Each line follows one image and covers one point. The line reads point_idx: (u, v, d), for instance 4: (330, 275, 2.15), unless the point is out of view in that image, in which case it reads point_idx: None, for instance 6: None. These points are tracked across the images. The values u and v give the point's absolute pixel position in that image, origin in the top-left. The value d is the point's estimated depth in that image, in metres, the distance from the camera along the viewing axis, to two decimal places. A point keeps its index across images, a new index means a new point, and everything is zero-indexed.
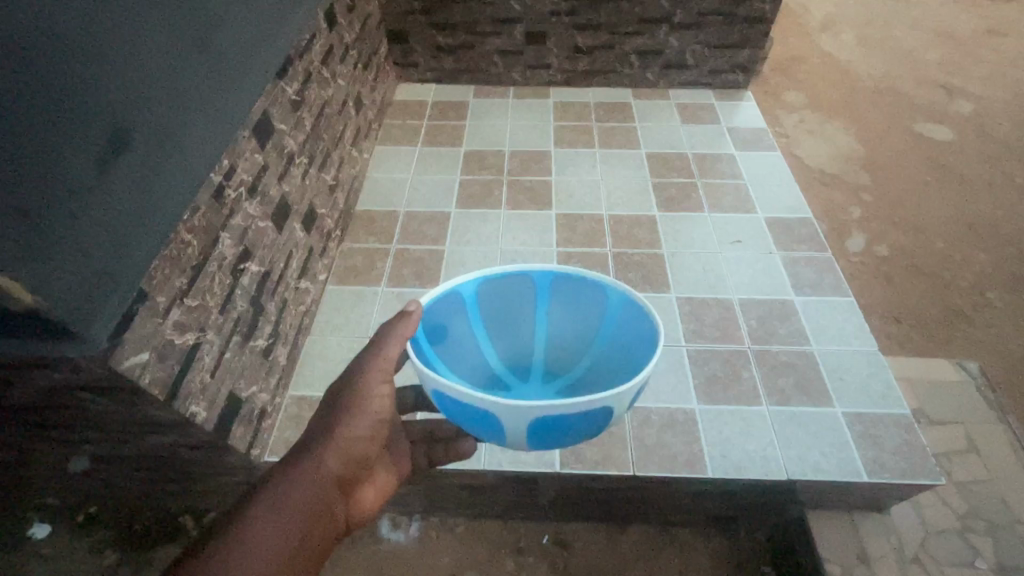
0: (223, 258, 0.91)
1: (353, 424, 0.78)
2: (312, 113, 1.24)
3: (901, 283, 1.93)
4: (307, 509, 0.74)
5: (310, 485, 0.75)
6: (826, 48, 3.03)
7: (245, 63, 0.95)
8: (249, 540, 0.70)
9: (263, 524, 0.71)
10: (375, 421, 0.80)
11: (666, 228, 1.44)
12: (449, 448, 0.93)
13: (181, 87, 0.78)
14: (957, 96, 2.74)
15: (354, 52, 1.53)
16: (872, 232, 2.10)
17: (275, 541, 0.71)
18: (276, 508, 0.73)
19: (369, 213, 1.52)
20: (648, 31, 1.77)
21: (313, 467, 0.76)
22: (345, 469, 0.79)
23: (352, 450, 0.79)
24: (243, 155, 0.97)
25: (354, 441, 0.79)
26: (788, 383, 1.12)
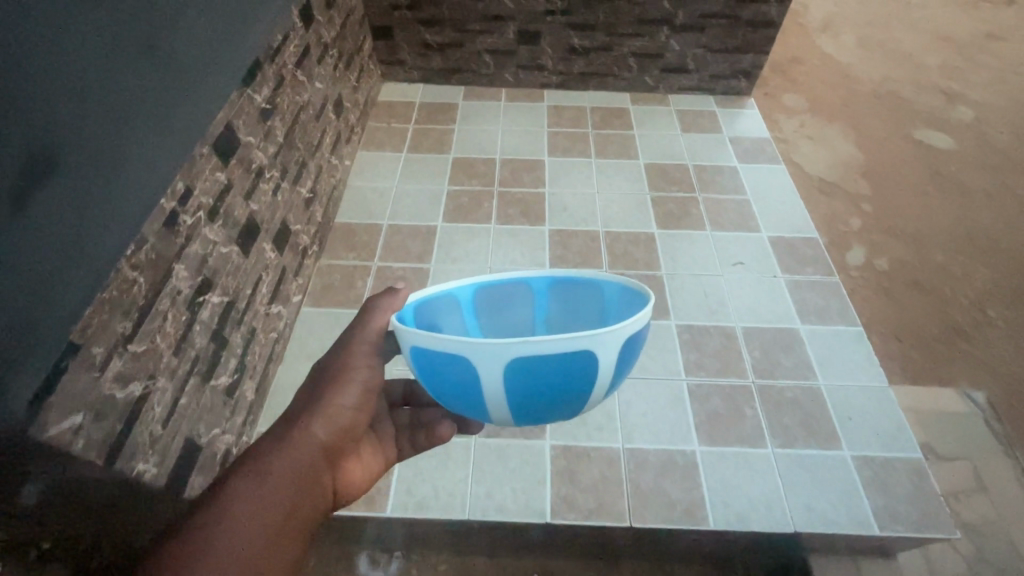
0: (178, 293, 0.81)
1: (340, 388, 0.70)
2: (284, 121, 1.14)
3: (900, 298, 1.86)
4: (294, 481, 0.64)
5: (296, 454, 0.65)
6: (826, 49, 2.96)
7: (201, 69, 0.84)
8: (230, 516, 0.59)
9: (246, 495, 0.61)
10: (361, 391, 0.71)
11: (666, 247, 1.36)
12: (430, 433, 0.82)
13: (122, 100, 0.68)
14: (957, 102, 2.67)
15: (333, 51, 1.41)
16: (870, 244, 2.03)
17: (260, 515, 0.60)
18: (258, 479, 0.62)
19: (350, 226, 1.42)
20: (648, 33, 1.67)
21: (298, 436, 0.66)
22: (334, 441, 0.69)
23: (340, 417, 0.70)
24: (202, 175, 0.86)
25: (342, 408, 0.70)
26: (793, 422, 1.06)
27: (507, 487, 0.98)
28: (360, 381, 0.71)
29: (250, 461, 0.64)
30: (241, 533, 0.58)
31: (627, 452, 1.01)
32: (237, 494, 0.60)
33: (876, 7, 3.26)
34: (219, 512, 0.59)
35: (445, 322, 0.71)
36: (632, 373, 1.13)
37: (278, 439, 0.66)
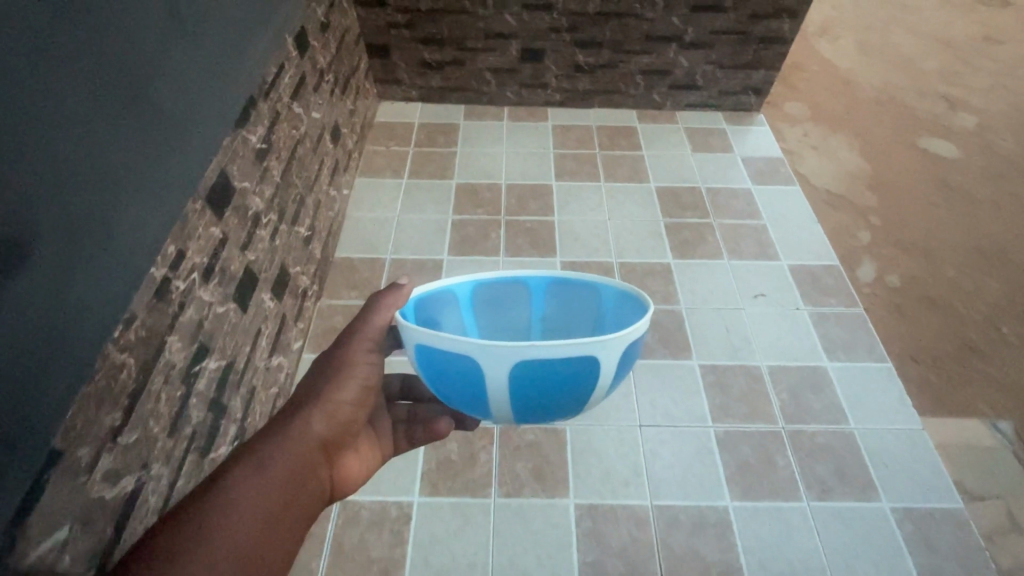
0: (172, 366, 0.73)
1: (340, 384, 0.67)
2: (281, 158, 1.06)
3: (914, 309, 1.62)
4: (293, 473, 0.59)
5: (297, 446, 0.61)
6: (824, 53, 2.84)
7: (190, 116, 0.77)
8: (229, 507, 0.53)
9: (244, 486, 0.55)
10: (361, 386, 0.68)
11: (683, 278, 1.31)
12: (427, 427, 0.77)
13: (103, 164, 0.61)
14: (959, 110, 2.59)
15: (329, 76, 1.33)
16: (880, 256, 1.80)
17: (262, 507, 0.54)
18: (258, 469, 0.57)
19: (351, 261, 1.35)
20: (656, 50, 1.61)
21: (296, 428, 0.62)
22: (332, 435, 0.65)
23: (340, 412, 0.66)
24: (196, 233, 0.79)
25: (342, 403, 0.67)
26: (827, 471, 1.01)
27: (532, 552, 0.92)
28: (362, 376, 0.68)
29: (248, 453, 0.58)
30: (243, 524, 0.53)
31: (656, 510, 0.96)
32: (236, 482, 0.54)
33: (876, 7, 3.18)
34: (215, 504, 0.52)
35: (445, 317, 0.74)
36: (657, 421, 1.07)
37: (275, 430, 0.61)
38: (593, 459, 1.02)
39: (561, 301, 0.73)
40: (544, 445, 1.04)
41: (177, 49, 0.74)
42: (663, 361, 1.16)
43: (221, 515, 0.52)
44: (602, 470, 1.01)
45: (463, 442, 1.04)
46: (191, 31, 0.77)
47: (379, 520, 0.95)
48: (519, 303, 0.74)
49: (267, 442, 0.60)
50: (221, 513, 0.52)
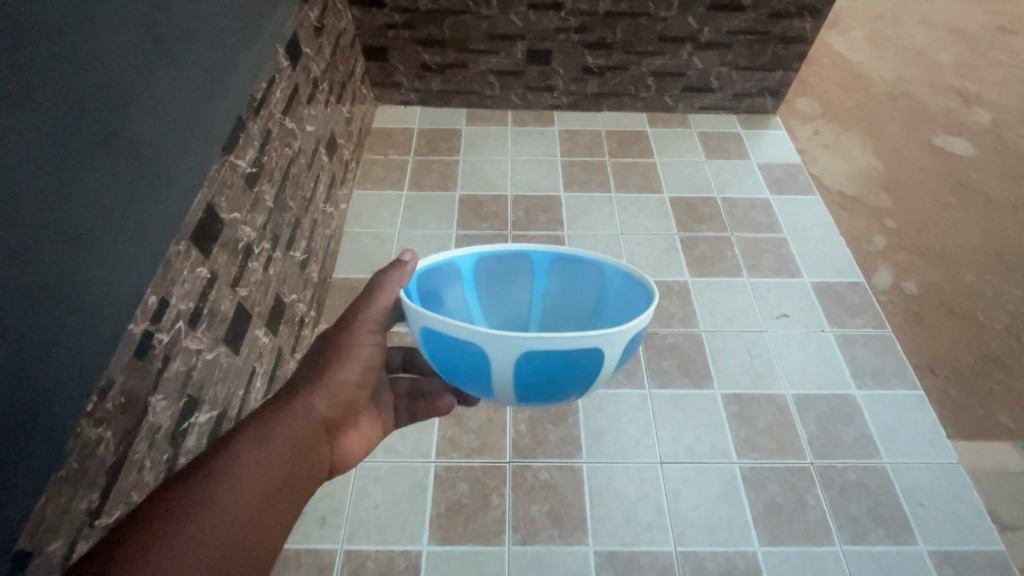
0: (157, 429, 0.66)
1: (345, 365, 0.69)
2: (273, 180, 0.98)
3: (945, 329, 1.36)
4: (296, 448, 0.61)
5: (297, 422, 0.63)
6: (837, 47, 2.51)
7: (173, 147, 0.70)
8: (238, 475, 0.54)
9: (252, 456, 0.56)
10: (363, 367, 0.70)
11: (701, 298, 1.24)
12: (429, 404, 0.85)
13: (73, 214, 0.54)
14: (974, 104, 2.29)
15: (324, 85, 1.25)
16: (902, 263, 1.53)
17: (266, 477, 0.56)
18: (264, 441, 0.58)
19: (351, 282, 1.28)
20: (670, 51, 1.52)
21: (300, 404, 0.64)
22: (333, 414, 0.68)
23: (343, 392, 0.69)
24: (180, 278, 0.71)
25: (344, 382, 0.69)
26: (861, 512, 0.95)
27: None
28: (365, 358, 0.71)
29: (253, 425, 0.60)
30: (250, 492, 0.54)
31: (681, 558, 0.91)
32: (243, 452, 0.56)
33: None
34: (223, 470, 0.54)
35: (447, 293, 0.72)
36: (678, 457, 1.01)
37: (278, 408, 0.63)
38: (613, 501, 0.96)
39: (564, 280, 0.71)
40: (559, 485, 0.98)
41: (153, 74, 0.66)
42: (683, 392, 1.09)
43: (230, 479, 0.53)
44: (622, 513, 0.95)
45: (474, 483, 0.98)
46: (170, 52, 0.69)
47: (386, 570, 0.90)
48: (522, 280, 0.73)
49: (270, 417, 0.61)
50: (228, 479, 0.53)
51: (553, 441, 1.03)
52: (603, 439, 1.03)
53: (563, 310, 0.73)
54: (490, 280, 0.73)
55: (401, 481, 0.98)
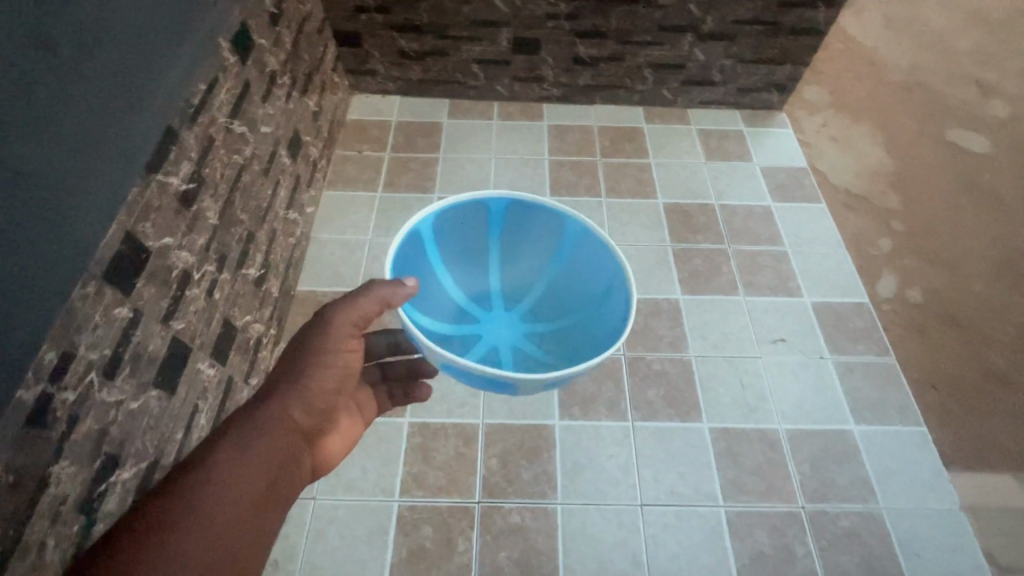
0: (62, 499, 0.59)
1: (320, 374, 0.64)
2: (217, 195, 0.88)
3: (948, 344, 1.18)
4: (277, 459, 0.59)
5: (278, 428, 0.60)
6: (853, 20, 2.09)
7: (87, 169, 0.60)
8: (215, 491, 0.53)
9: (229, 471, 0.55)
10: (338, 374, 0.65)
11: (693, 320, 1.15)
12: (407, 391, 0.83)
13: None
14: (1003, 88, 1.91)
15: (285, 78, 1.13)
16: (907, 270, 1.30)
17: (249, 487, 0.55)
18: (245, 448, 0.57)
19: (317, 296, 1.19)
20: (669, 42, 1.39)
21: (276, 415, 0.61)
22: (312, 421, 0.65)
23: (320, 400, 0.65)
24: (89, 324, 0.62)
25: (321, 390, 0.64)
26: (852, 563, 0.90)
27: None
28: (343, 365, 0.66)
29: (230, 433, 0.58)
30: (229, 506, 0.53)
31: None
32: (221, 464, 0.55)
33: None
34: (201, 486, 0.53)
35: None
36: (660, 500, 0.94)
37: (250, 414, 0.60)
38: (587, 548, 0.90)
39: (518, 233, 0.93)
40: (530, 528, 0.91)
41: (45, 87, 0.54)
42: (669, 426, 1.02)
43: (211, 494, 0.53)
44: (597, 561, 0.89)
45: (439, 525, 0.91)
46: (70, 57, 0.57)
47: None
48: None
49: (247, 424, 0.59)
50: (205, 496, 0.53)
51: (526, 479, 0.96)
52: (579, 478, 0.96)
53: (514, 254, 0.97)
54: (463, 253, 0.95)
55: (364, 521, 0.92)
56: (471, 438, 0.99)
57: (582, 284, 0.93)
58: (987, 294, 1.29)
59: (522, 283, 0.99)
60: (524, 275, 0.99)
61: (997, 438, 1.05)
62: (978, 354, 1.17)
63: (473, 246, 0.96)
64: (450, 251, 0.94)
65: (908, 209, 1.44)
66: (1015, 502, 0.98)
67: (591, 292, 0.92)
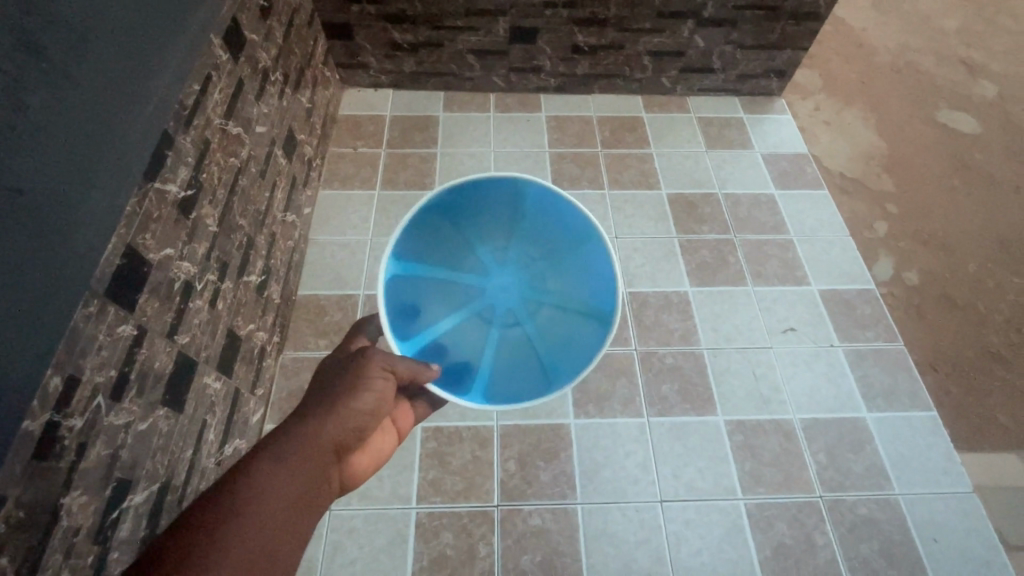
0: (75, 531, 0.56)
1: (354, 395, 0.59)
2: (215, 201, 0.84)
3: (947, 325, 1.18)
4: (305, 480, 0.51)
5: (310, 447, 0.53)
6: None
7: (84, 183, 0.56)
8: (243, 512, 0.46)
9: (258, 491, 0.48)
10: (373, 397, 0.60)
11: (703, 312, 1.14)
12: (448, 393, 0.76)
13: None
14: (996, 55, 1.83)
15: (277, 75, 1.08)
16: (903, 252, 1.29)
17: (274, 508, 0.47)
18: (274, 465, 0.50)
19: (319, 300, 1.15)
20: (669, 29, 1.37)
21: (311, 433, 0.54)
22: (346, 442, 0.58)
23: (355, 420, 0.58)
24: (93, 347, 0.59)
25: (354, 407, 0.59)
26: (872, 551, 0.91)
27: None
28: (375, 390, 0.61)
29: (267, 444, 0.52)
30: (250, 528, 0.45)
31: None
32: (251, 480, 0.48)
33: None
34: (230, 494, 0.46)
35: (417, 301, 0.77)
36: (680, 495, 0.94)
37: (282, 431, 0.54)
38: (609, 547, 0.89)
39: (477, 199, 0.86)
40: (552, 531, 0.90)
41: (33, 95, 0.50)
42: (685, 420, 1.01)
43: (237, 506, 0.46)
44: (621, 561, 0.88)
45: (459, 532, 0.90)
46: (59, 61, 0.53)
47: None
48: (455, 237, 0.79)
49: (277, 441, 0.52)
50: (232, 508, 0.45)
51: (544, 481, 0.94)
52: (598, 477, 0.95)
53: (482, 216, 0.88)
54: (433, 246, 0.85)
55: (384, 530, 0.90)
56: (486, 441, 0.98)
57: (560, 224, 0.88)
58: (982, 274, 1.27)
59: (504, 243, 0.90)
60: (502, 234, 0.90)
61: (1003, 418, 1.06)
62: (977, 334, 1.17)
63: (439, 236, 0.86)
64: (418, 251, 0.83)
65: (902, 191, 1.41)
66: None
67: (571, 229, 0.87)
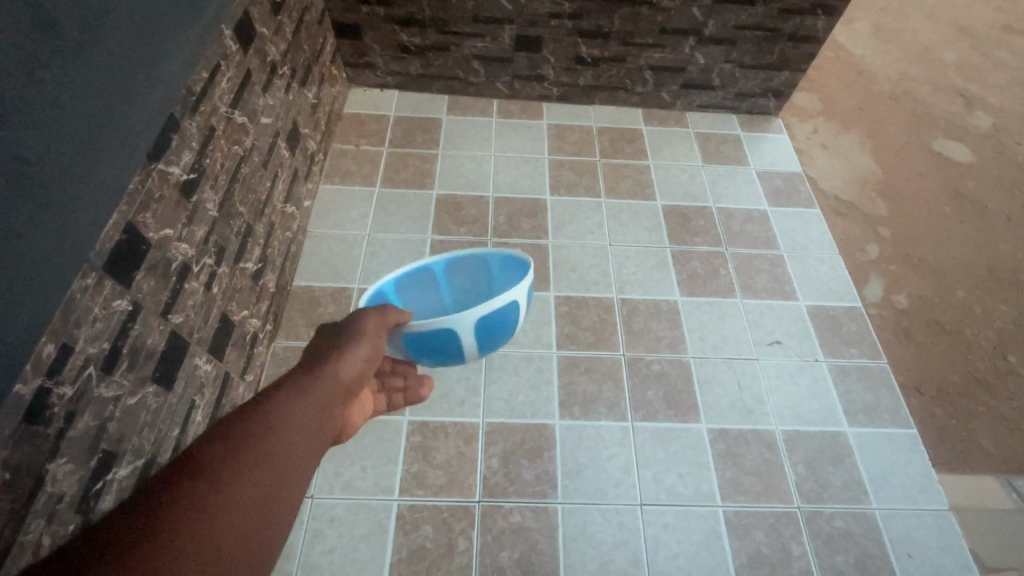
0: (59, 498, 0.57)
1: (362, 344, 0.63)
2: (216, 186, 0.85)
3: (931, 347, 1.20)
4: (328, 409, 0.53)
5: (329, 383, 0.56)
6: (847, 19, 2.01)
7: (91, 159, 0.58)
8: (282, 422, 0.47)
9: (291, 409, 0.49)
10: (375, 349, 0.65)
11: (692, 321, 1.16)
12: (404, 395, 0.83)
13: None
14: (997, 89, 1.86)
15: (285, 69, 1.11)
16: (892, 275, 1.31)
17: (308, 427, 0.49)
18: (300, 394, 0.51)
19: (314, 291, 1.17)
20: (670, 45, 1.40)
21: (330, 372, 0.57)
22: (353, 385, 0.60)
23: (360, 367, 0.61)
24: (87, 319, 0.60)
25: (361, 357, 0.62)
26: (846, 562, 0.92)
27: None
28: (377, 342, 0.65)
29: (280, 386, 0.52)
30: (288, 446, 0.46)
31: None
32: (285, 401, 0.49)
33: None
34: (262, 420, 0.46)
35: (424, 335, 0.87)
36: (660, 499, 0.95)
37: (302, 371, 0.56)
38: (588, 548, 0.90)
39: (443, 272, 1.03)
40: (532, 529, 0.91)
41: (47, 71, 0.52)
42: (669, 426, 1.02)
43: (270, 425, 0.46)
44: (598, 562, 0.89)
45: (439, 526, 0.90)
46: (73, 39, 0.55)
47: None
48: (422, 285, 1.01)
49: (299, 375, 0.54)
50: (262, 438, 0.45)
51: (527, 479, 0.95)
52: (580, 478, 0.96)
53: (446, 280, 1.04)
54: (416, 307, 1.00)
55: (366, 520, 0.90)
56: (471, 437, 0.99)
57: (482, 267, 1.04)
58: (969, 301, 1.29)
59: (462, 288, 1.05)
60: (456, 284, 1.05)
61: (980, 441, 1.08)
62: (960, 358, 1.19)
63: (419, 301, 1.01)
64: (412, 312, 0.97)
65: (894, 215, 1.44)
66: (1003, 504, 1.01)
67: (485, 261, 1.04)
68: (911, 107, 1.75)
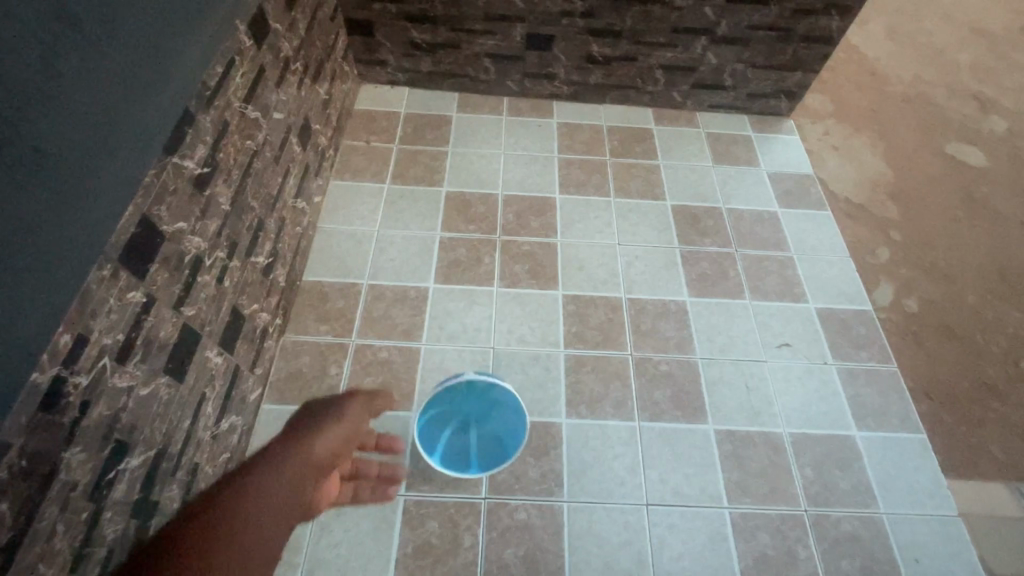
0: (73, 486, 0.58)
1: (337, 425, 0.71)
2: (229, 180, 0.86)
3: (942, 352, 1.19)
4: (298, 489, 0.61)
5: (302, 463, 0.64)
6: (861, 20, 1.99)
7: (107, 151, 0.58)
8: (253, 505, 0.56)
9: (263, 492, 0.57)
10: (350, 429, 0.73)
11: (700, 322, 1.16)
12: (374, 488, 0.90)
13: None
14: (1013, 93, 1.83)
15: (298, 64, 1.11)
16: (903, 279, 1.30)
17: (276, 507, 0.57)
18: (273, 475, 0.60)
19: (323, 286, 1.17)
20: (682, 44, 1.40)
21: (303, 452, 0.65)
22: (328, 462, 0.68)
23: (335, 445, 0.70)
24: (102, 310, 0.60)
25: (336, 436, 0.70)
26: (853, 567, 0.91)
27: None
28: (353, 422, 0.74)
29: (258, 461, 0.61)
30: (256, 528, 0.54)
31: None
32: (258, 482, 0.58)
33: None
34: (236, 504, 0.55)
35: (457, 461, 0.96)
36: (665, 500, 0.95)
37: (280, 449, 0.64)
38: (593, 547, 0.90)
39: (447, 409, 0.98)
40: (536, 526, 0.91)
41: (65, 62, 0.52)
42: (675, 427, 1.02)
43: (239, 511, 0.54)
44: (603, 560, 0.89)
45: (445, 522, 0.91)
46: (91, 32, 0.55)
47: None
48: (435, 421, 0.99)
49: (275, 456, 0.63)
50: (234, 521, 0.53)
51: (533, 477, 0.95)
52: (586, 477, 0.96)
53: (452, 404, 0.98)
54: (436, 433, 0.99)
55: (372, 514, 0.91)
56: None
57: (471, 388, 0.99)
58: (980, 306, 1.28)
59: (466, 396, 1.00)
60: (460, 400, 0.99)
61: (990, 447, 1.07)
62: (971, 363, 1.18)
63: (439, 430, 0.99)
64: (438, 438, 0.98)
65: (905, 218, 1.43)
66: (1012, 512, 1.00)
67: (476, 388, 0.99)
68: (925, 109, 1.73)
